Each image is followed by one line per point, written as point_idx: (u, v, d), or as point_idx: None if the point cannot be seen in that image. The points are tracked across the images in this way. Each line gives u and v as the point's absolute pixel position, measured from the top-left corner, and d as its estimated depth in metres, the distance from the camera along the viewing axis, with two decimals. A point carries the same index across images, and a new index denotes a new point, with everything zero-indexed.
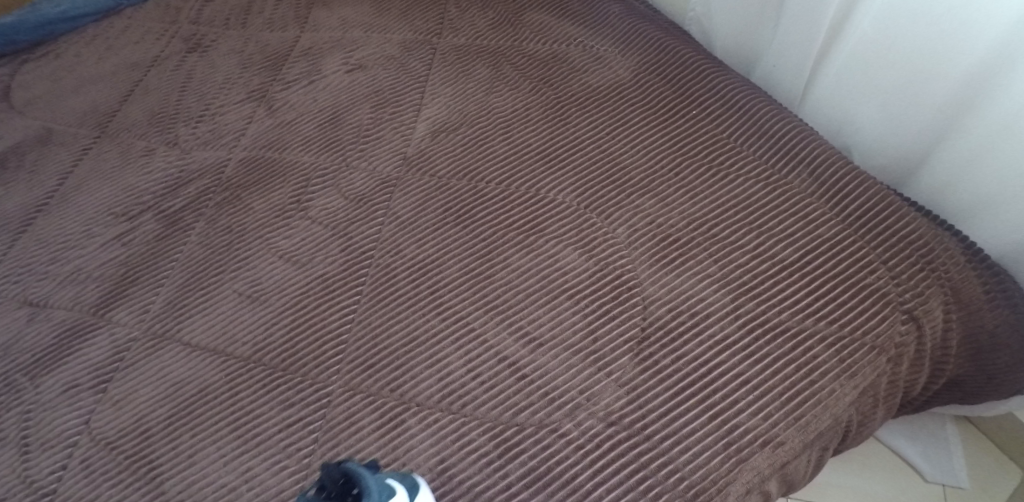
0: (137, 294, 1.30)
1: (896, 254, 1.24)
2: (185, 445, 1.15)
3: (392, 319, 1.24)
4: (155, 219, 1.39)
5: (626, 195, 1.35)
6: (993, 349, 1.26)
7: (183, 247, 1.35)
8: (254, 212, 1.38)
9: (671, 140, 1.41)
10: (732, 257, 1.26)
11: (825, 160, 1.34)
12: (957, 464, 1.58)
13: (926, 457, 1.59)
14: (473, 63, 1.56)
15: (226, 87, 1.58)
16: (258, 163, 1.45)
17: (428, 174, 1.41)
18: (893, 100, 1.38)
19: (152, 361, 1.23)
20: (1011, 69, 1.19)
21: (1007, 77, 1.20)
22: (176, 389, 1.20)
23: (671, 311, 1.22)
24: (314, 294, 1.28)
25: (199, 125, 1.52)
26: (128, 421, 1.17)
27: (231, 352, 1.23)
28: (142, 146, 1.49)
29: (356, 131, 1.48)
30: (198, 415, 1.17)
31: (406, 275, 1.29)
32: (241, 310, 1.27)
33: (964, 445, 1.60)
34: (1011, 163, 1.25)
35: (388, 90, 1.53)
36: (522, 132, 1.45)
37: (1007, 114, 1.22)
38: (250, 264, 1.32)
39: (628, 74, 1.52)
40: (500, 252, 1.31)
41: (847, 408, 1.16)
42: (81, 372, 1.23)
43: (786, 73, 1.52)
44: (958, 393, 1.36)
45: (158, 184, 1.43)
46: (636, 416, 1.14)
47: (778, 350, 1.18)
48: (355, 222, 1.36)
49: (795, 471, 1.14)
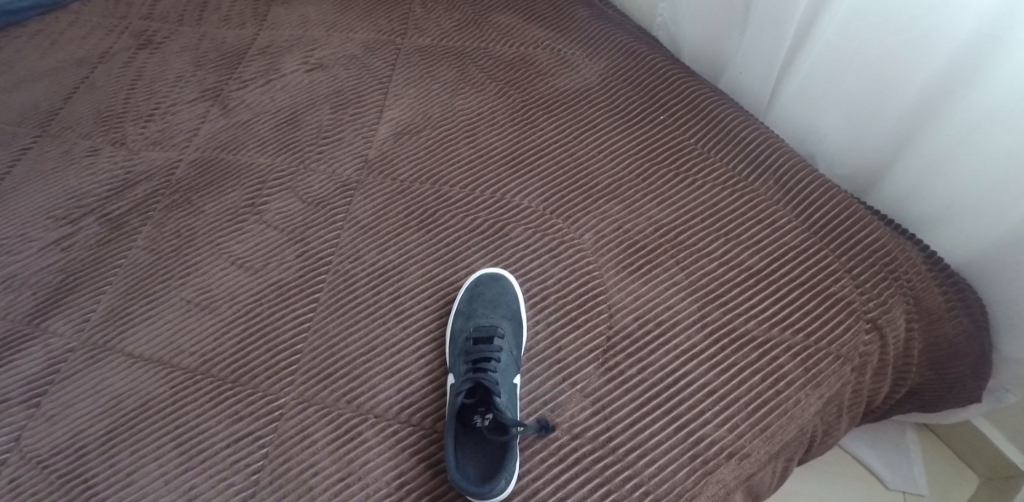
0: (77, 302, 1.23)
1: (860, 261, 1.21)
2: (123, 462, 1.09)
3: (350, 328, 1.19)
4: (98, 223, 1.31)
5: (594, 201, 1.31)
6: (953, 356, 1.21)
7: (127, 252, 1.28)
8: (205, 215, 1.31)
9: (639, 145, 1.37)
10: (700, 266, 1.23)
11: (791, 166, 1.29)
12: (916, 469, 1.42)
13: (888, 465, 1.43)
14: (438, 64, 1.51)
15: (178, 86, 1.50)
16: (207, 165, 1.38)
17: (388, 177, 1.35)
18: (855, 110, 1.28)
19: (91, 373, 1.16)
20: (987, 78, 1.10)
21: (983, 86, 1.11)
22: (116, 403, 1.13)
23: (637, 321, 1.19)
24: (268, 301, 1.22)
25: (148, 124, 1.44)
26: (63, 437, 1.11)
27: (177, 363, 1.16)
28: (86, 147, 1.41)
29: (315, 131, 1.42)
30: (139, 430, 1.11)
31: (367, 281, 1.24)
32: (190, 318, 1.20)
33: (927, 455, 1.45)
34: (976, 179, 1.16)
35: (349, 91, 1.47)
36: (488, 135, 1.40)
37: (981, 126, 1.12)
38: (199, 270, 1.25)
39: (596, 78, 1.47)
40: (464, 257, 1.26)
41: (812, 418, 1.13)
42: (12, 384, 1.15)
43: (748, 79, 1.43)
44: (919, 402, 1.29)
45: (103, 185, 1.35)
46: (600, 428, 1.12)
47: (744, 360, 1.15)
48: (312, 226, 1.29)
49: (761, 483, 1.11)
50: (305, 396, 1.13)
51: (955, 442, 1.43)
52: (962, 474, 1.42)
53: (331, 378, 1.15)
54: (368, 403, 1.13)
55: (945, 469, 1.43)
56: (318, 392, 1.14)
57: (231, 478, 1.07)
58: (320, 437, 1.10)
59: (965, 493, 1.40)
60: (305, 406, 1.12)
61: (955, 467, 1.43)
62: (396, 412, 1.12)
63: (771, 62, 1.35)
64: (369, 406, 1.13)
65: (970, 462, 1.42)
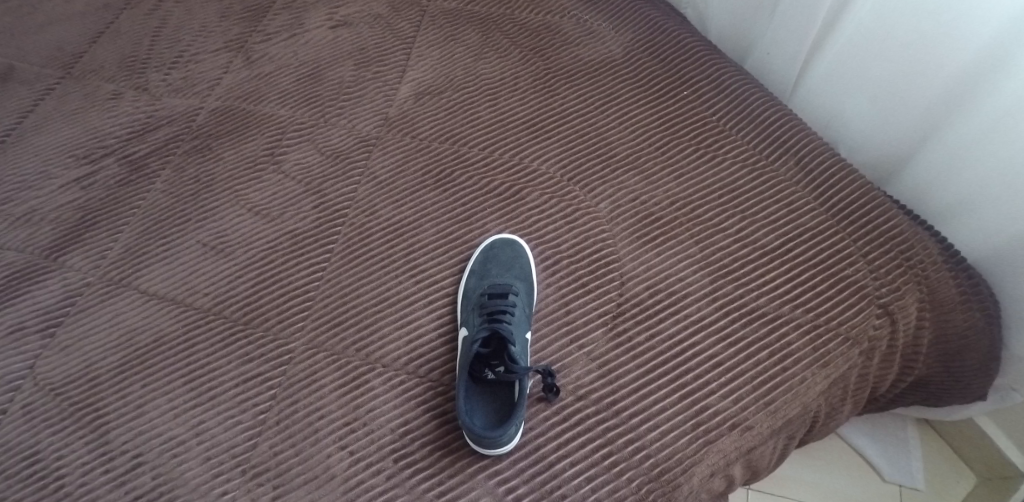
0: (95, 239, 1.24)
1: (876, 246, 1.19)
2: (134, 395, 1.11)
3: (363, 280, 1.20)
4: (119, 164, 1.33)
5: (612, 170, 1.30)
6: (962, 350, 1.19)
7: (146, 194, 1.29)
8: (224, 162, 1.32)
9: (661, 118, 1.35)
10: (715, 240, 1.22)
11: (812, 144, 1.28)
12: (914, 463, 1.41)
13: (886, 456, 1.41)
14: (463, 27, 1.49)
15: (202, 35, 1.50)
16: (229, 114, 1.38)
17: (408, 135, 1.35)
18: (882, 97, 1.27)
19: (106, 308, 1.18)
20: (1013, 71, 1.08)
21: (1010, 79, 1.09)
22: (129, 336, 1.16)
23: (648, 289, 1.19)
24: (282, 250, 1.23)
25: (171, 71, 1.44)
26: (76, 368, 1.14)
27: (191, 303, 1.18)
28: (109, 90, 1.42)
29: (336, 87, 1.41)
30: (151, 365, 1.13)
31: (381, 236, 1.25)
32: (205, 262, 1.22)
33: (927, 450, 1.43)
34: (1000, 173, 1.14)
35: (373, 49, 1.46)
36: (509, 100, 1.39)
37: (1006, 119, 1.10)
38: (217, 216, 1.27)
39: (621, 50, 1.44)
40: (477, 217, 1.27)
41: (816, 398, 1.12)
42: (29, 314, 1.17)
43: (774, 60, 1.41)
44: (924, 394, 1.27)
45: (125, 128, 1.37)
46: (606, 392, 1.12)
47: (753, 334, 1.15)
48: (329, 179, 1.30)
49: (761, 458, 1.10)
50: (314, 343, 1.15)
51: (956, 439, 1.42)
52: (960, 471, 1.41)
53: (342, 327, 1.16)
54: (376, 352, 1.14)
55: (944, 464, 1.42)
56: (327, 339, 1.15)
57: (238, 416, 1.10)
58: (328, 382, 1.12)
59: (962, 490, 1.39)
60: (314, 352, 1.14)
61: (955, 465, 1.42)
62: (404, 363, 1.14)
63: (799, 44, 1.33)
64: (377, 356, 1.14)
65: (969, 460, 1.40)
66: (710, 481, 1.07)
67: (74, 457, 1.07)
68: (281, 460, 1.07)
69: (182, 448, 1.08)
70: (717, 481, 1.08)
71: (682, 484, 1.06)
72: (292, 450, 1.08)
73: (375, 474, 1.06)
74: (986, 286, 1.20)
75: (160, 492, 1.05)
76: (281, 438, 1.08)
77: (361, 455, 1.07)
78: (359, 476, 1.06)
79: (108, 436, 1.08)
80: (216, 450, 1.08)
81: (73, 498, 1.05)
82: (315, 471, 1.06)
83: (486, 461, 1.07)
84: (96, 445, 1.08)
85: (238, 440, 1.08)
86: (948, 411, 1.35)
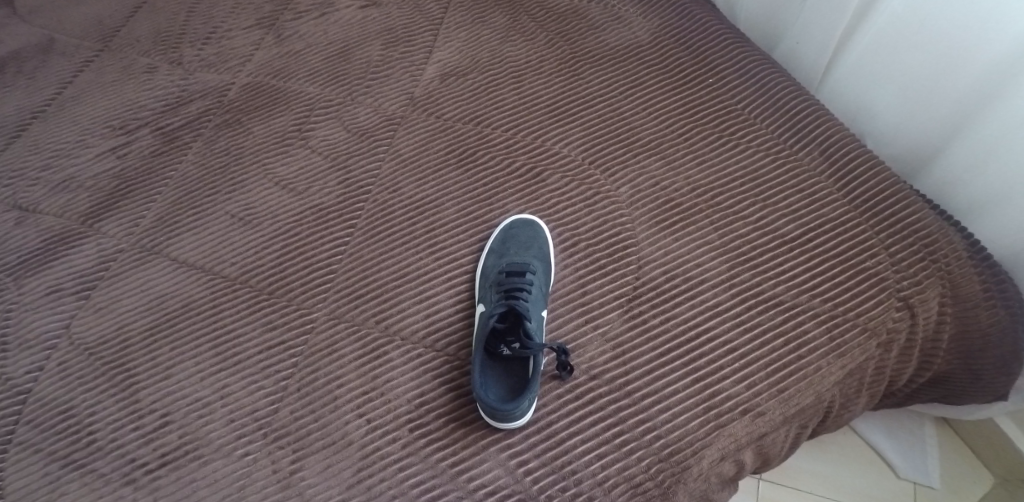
0: (128, 207, 1.29)
1: (898, 238, 1.20)
2: (163, 357, 1.16)
3: (385, 255, 1.23)
4: (153, 135, 1.37)
5: (633, 154, 1.31)
6: (982, 348, 1.18)
7: (178, 165, 1.33)
8: (254, 136, 1.36)
9: (684, 104, 1.36)
10: (735, 228, 1.23)
11: (835, 135, 1.29)
12: (929, 463, 1.41)
13: (902, 455, 1.41)
14: (491, 10, 1.51)
15: (236, 12, 1.52)
16: (259, 90, 1.42)
17: (433, 115, 1.37)
18: (911, 86, 1.26)
19: (137, 273, 1.23)
20: None
21: None
22: (159, 301, 1.20)
23: (665, 274, 1.20)
24: (308, 223, 1.26)
25: (206, 46, 1.47)
26: (109, 329, 1.18)
27: (219, 272, 1.23)
28: (145, 64, 1.46)
29: (364, 67, 1.43)
30: (180, 329, 1.18)
31: (404, 212, 1.27)
32: (233, 232, 1.26)
33: (943, 451, 1.43)
34: None
35: (401, 30, 1.48)
36: (534, 83, 1.40)
37: None
38: (245, 188, 1.30)
39: (647, 36, 1.44)
40: (500, 198, 1.29)
41: (830, 387, 1.13)
42: (65, 276, 1.22)
43: (802, 51, 1.40)
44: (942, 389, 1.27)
45: (159, 101, 1.40)
46: (619, 372, 1.14)
47: (769, 322, 1.16)
48: (355, 155, 1.33)
49: (773, 446, 1.12)
50: (336, 314, 1.18)
51: (974, 442, 1.42)
52: (976, 472, 1.41)
53: (363, 300, 1.20)
54: (396, 325, 1.18)
55: (960, 467, 1.41)
56: (348, 310, 1.19)
57: (262, 381, 1.14)
58: (348, 353, 1.15)
59: (977, 493, 1.39)
60: (335, 323, 1.18)
61: (970, 467, 1.41)
62: (422, 337, 1.17)
63: (829, 33, 1.33)
64: (396, 329, 1.17)
65: (987, 461, 1.41)
66: (721, 464, 1.09)
67: (105, 414, 1.12)
68: (301, 426, 1.11)
69: (208, 410, 1.12)
70: (727, 465, 1.10)
71: (691, 466, 1.08)
72: (313, 416, 1.11)
73: (392, 443, 1.10)
74: (1008, 279, 1.19)
75: (186, 450, 1.09)
76: (302, 404, 1.12)
77: (378, 424, 1.11)
78: (376, 443, 1.10)
79: (138, 395, 1.13)
80: (239, 413, 1.12)
81: (104, 453, 1.10)
82: (333, 437, 1.10)
83: (499, 434, 1.10)
84: (126, 403, 1.13)
85: (261, 404, 1.12)
86: (966, 412, 1.34)
